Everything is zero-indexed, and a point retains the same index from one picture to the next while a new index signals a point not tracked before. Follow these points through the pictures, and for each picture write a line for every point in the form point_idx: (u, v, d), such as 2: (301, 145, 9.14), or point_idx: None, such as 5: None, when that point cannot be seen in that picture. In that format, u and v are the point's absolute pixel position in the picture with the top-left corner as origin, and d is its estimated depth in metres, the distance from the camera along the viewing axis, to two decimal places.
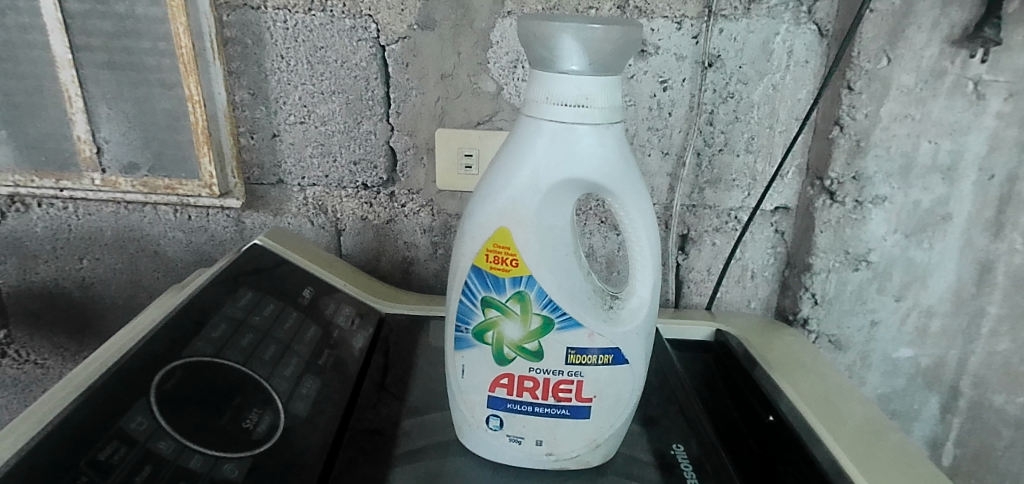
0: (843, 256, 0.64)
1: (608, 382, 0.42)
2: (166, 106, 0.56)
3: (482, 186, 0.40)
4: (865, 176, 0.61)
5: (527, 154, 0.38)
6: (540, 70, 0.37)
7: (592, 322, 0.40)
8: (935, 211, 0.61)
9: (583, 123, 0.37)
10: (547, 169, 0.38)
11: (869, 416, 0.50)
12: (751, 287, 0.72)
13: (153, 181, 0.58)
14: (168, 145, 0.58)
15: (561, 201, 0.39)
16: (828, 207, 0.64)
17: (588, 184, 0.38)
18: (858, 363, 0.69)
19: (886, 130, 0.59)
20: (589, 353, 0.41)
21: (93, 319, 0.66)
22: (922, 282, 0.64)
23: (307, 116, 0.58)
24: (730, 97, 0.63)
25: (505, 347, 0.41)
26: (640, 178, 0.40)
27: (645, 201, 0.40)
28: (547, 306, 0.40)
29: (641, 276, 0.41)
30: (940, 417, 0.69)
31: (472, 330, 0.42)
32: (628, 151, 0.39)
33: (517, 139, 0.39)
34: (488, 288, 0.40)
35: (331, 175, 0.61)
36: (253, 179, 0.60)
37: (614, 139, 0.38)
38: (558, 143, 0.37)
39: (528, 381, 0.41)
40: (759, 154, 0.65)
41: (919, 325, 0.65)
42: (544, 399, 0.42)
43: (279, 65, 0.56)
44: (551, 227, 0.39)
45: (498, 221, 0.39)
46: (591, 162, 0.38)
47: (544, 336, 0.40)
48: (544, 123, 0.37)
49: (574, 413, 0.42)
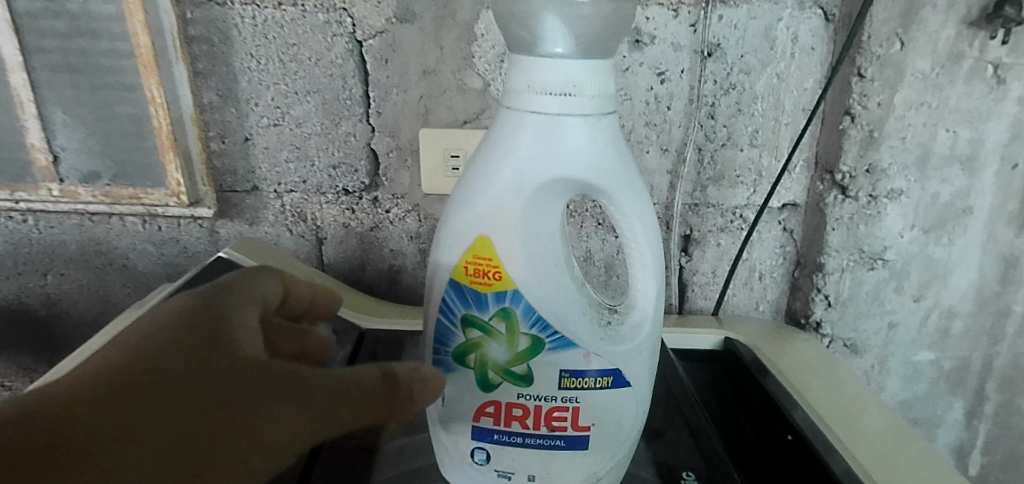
0: (857, 255, 0.60)
1: (608, 407, 0.38)
2: (127, 110, 0.53)
3: (459, 192, 0.37)
4: (879, 169, 0.57)
5: (509, 150, 0.35)
6: (521, 55, 0.34)
7: (588, 341, 0.36)
8: (955, 204, 0.57)
9: (571, 114, 0.33)
10: (532, 168, 0.34)
11: (890, 426, 0.46)
12: (760, 289, 0.67)
13: (117, 191, 0.55)
14: (132, 152, 0.54)
15: (549, 203, 0.35)
16: (840, 203, 0.59)
17: (578, 183, 0.34)
18: (877, 369, 0.64)
19: (900, 120, 0.55)
20: (586, 376, 0.37)
21: (60, 338, 0.63)
22: (943, 280, 0.60)
23: (282, 118, 0.54)
24: (732, 89, 0.59)
25: (490, 371, 0.37)
26: (638, 178, 0.36)
27: (643, 202, 0.36)
28: (537, 325, 0.36)
29: (643, 287, 0.38)
30: (965, 422, 0.65)
31: (453, 351, 0.38)
32: (623, 147, 0.36)
33: (497, 136, 0.35)
34: (469, 305, 0.37)
35: (308, 180, 0.57)
36: (225, 187, 0.56)
37: (605, 134, 0.35)
38: (543, 139, 0.34)
39: (517, 408, 0.37)
40: (764, 148, 0.61)
41: (941, 326, 0.62)
42: (536, 429, 0.38)
43: (249, 64, 0.52)
44: (539, 235, 0.35)
45: (478, 228, 0.35)
46: (581, 158, 0.34)
47: (534, 357, 0.36)
48: (527, 115, 0.34)
49: (571, 444, 0.38)
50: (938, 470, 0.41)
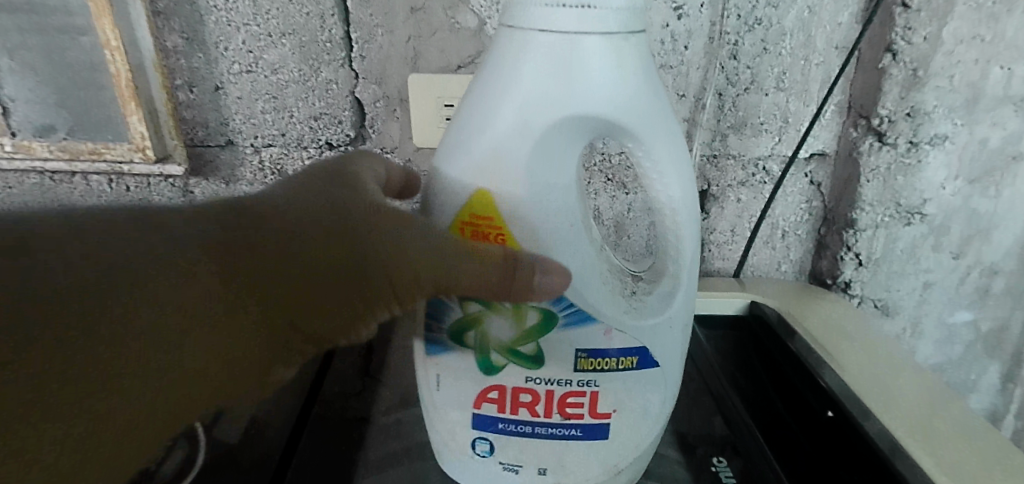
0: (894, 209, 0.54)
1: (631, 390, 0.35)
2: (79, 56, 0.47)
3: (454, 135, 0.32)
4: (922, 111, 0.51)
5: (513, 81, 0.30)
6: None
7: (610, 316, 0.33)
8: (1005, 151, 0.52)
9: (587, 34, 0.29)
10: (540, 104, 0.30)
11: (928, 387, 0.42)
12: (783, 248, 0.62)
13: (74, 146, 0.50)
14: (90, 104, 0.49)
15: (561, 147, 0.31)
16: (876, 152, 0.53)
17: (595, 123, 0.30)
18: (909, 331, 0.59)
19: (949, 56, 0.49)
20: (608, 356, 0.33)
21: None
22: (986, 236, 0.55)
23: (254, 64, 0.49)
24: (758, 24, 0.52)
25: (493, 352, 0.33)
26: (668, 117, 0.32)
27: (673, 144, 0.32)
28: (549, 297, 0.32)
29: (673, 245, 0.33)
30: (1000, 386, 0.61)
31: (449, 330, 0.34)
32: (649, 78, 0.31)
33: (497, 67, 0.31)
34: None
35: (288, 132, 0.52)
36: (196, 141, 0.52)
37: (629, 62, 0.30)
38: (553, 69, 0.29)
39: (525, 394, 0.34)
40: (792, 92, 0.55)
41: (981, 285, 0.57)
42: (548, 417, 0.34)
43: (216, 2, 0.47)
44: (551, 186, 0.31)
45: (478, 178, 0.31)
46: (598, 92, 0.29)
47: (545, 334, 0.33)
48: (535, 36, 0.30)
49: (587, 433, 0.35)
50: (996, 439, 0.37)
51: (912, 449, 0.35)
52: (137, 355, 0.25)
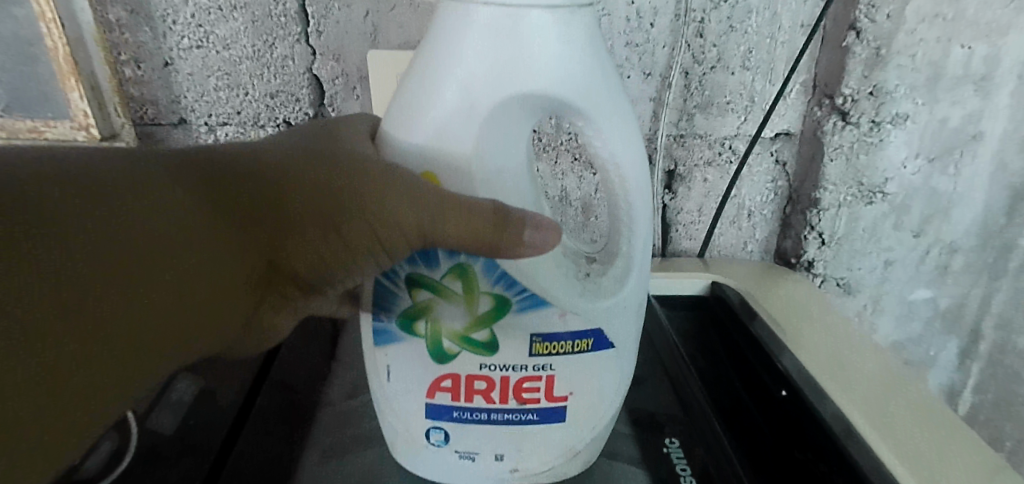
0: (856, 188, 0.55)
1: (585, 373, 0.34)
2: (10, 28, 0.45)
3: (399, 111, 0.31)
4: (885, 90, 0.51)
5: (458, 53, 0.29)
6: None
7: (564, 299, 0.32)
8: (965, 130, 0.53)
9: (533, 6, 0.28)
10: (486, 80, 0.29)
11: (882, 368, 0.43)
12: (748, 228, 0.62)
13: (12, 125, 0.47)
14: (27, 81, 0.46)
15: (509, 125, 0.30)
16: (839, 131, 0.53)
17: (545, 100, 0.30)
18: (870, 309, 0.60)
19: (910, 34, 0.49)
20: (560, 339, 0.33)
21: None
22: (945, 215, 0.56)
23: (205, 39, 0.47)
24: (724, 1, 0.52)
25: (445, 339, 0.33)
26: (621, 94, 0.31)
27: (625, 124, 0.31)
28: (501, 281, 0.32)
29: (626, 227, 0.33)
30: (958, 362, 0.63)
31: (397, 318, 0.33)
32: (600, 55, 0.30)
33: (442, 39, 0.30)
34: (415, 263, 0.31)
35: (244, 111, 0.50)
36: (147, 120, 0.49)
37: (579, 38, 0.29)
38: (499, 43, 0.28)
39: (480, 381, 0.34)
40: (758, 71, 0.54)
41: (941, 263, 0.58)
42: (504, 403, 0.34)
43: None
44: (498, 167, 0.31)
45: (425, 156, 0.30)
46: (548, 69, 0.29)
47: (499, 320, 0.32)
48: (479, 6, 0.28)
49: (544, 417, 0.35)
50: (950, 422, 0.38)
51: (860, 428, 0.36)
52: (126, 334, 0.24)
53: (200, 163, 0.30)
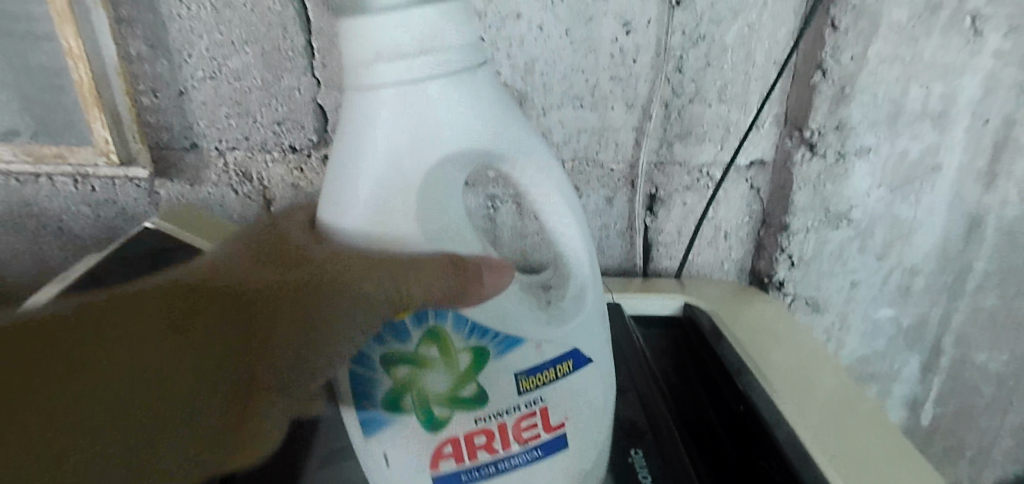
0: (823, 214, 0.59)
1: (573, 393, 0.38)
2: (41, 63, 0.49)
3: (332, 195, 0.35)
4: (849, 125, 0.55)
5: (376, 136, 0.33)
6: (357, 22, 0.32)
7: (535, 332, 0.37)
8: (925, 161, 0.57)
9: (431, 80, 0.33)
10: (411, 153, 0.33)
11: (844, 390, 0.46)
12: (725, 248, 0.66)
13: (39, 150, 0.51)
14: (52, 109, 0.50)
15: (444, 184, 0.35)
16: (808, 162, 0.57)
17: (469, 154, 0.35)
18: (837, 326, 0.64)
19: (873, 74, 0.53)
20: (542, 370, 0.37)
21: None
22: (908, 240, 0.60)
23: (218, 71, 0.50)
24: (701, 40, 0.56)
25: (434, 407, 0.36)
26: (527, 130, 0.37)
27: (538, 160, 0.37)
28: (474, 334, 0.36)
29: (569, 246, 0.39)
30: (921, 376, 0.67)
31: (382, 403, 0.36)
32: (501, 101, 0.36)
33: (359, 125, 0.34)
34: (387, 342, 0.35)
35: (252, 136, 0.53)
36: (161, 144, 0.53)
37: (482, 94, 0.35)
38: (414, 117, 0.33)
39: (479, 436, 0.36)
40: (732, 103, 0.59)
41: (903, 283, 0.62)
42: (509, 448, 0.37)
43: (179, 10, 0.48)
44: (441, 224, 0.35)
45: (371, 226, 0.34)
46: (463, 125, 0.34)
47: (480, 372, 0.36)
48: (383, 93, 0.33)
49: (547, 451, 0.38)
50: (898, 450, 0.41)
51: (813, 451, 0.40)
52: None
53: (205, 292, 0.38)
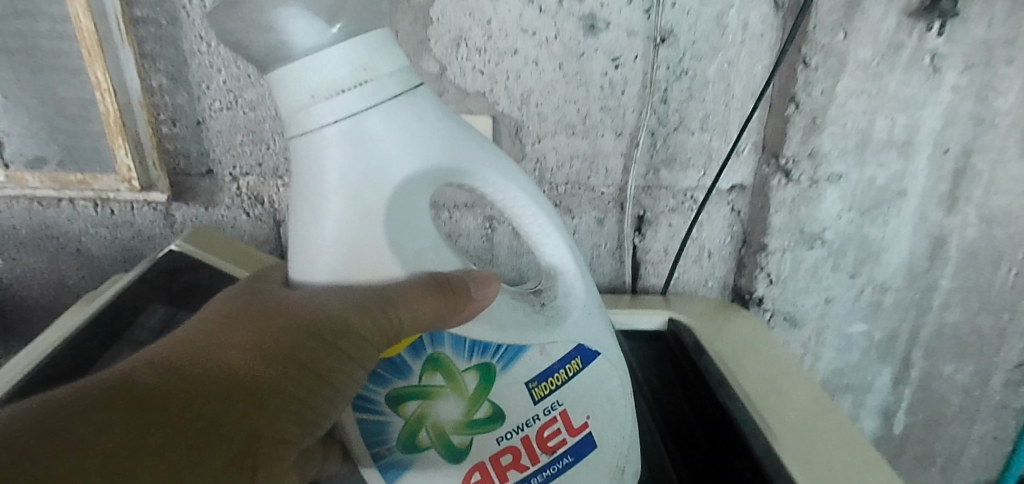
0: (798, 235, 0.63)
1: (585, 392, 0.42)
2: (72, 95, 0.52)
3: (297, 237, 0.36)
4: (820, 154, 0.59)
5: (333, 171, 0.34)
6: (286, 69, 0.33)
7: (536, 338, 0.40)
8: (891, 187, 0.61)
9: (371, 108, 0.34)
10: (369, 184, 0.35)
11: (819, 405, 0.50)
12: (709, 266, 0.70)
13: (64, 176, 0.54)
14: (79, 138, 0.54)
15: (410, 203, 0.36)
16: (783, 187, 0.62)
17: (427, 170, 0.36)
18: (813, 340, 0.68)
19: (841, 107, 0.57)
20: (552, 374, 0.41)
21: (14, 322, 0.63)
22: (877, 259, 0.64)
23: (234, 102, 0.54)
24: (684, 74, 0.60)
25: (452, 435, 0.38)
26: (476, 137, 0.39)
27: (495, 169, 0.39)
28: (474, 355, 0.38)
29: (548, 243, 0.43)
30: (893, 387, 0.71)
31: (399, 443, 0.38)
32: (445, 116, 0.38)
33: (310, 168, 0.35)
34: (393, 380, 0.38)
35: (264, 163, 0.57)
36: (179, 170, 0.56)
37: (426, 111, 0.36)
38: (364, 149, 0.34)
39: (507, 456, 0.39)
40: (713, 132, 0.63)
41: (874, 300, 0.66)
42: (539, 459, 0.40)
43: (200, 47, 0.51)
44: (411, 248, 0.36)
45: (341, 262, 0.35)
46: (416, 144, 0.36)
47: (490, 390, 0.39)
48: (326, 129, 0.34)
49: (577, 454, 0.41)
50: (865, 460, 0.44)
51: (784, 460, 0.43)
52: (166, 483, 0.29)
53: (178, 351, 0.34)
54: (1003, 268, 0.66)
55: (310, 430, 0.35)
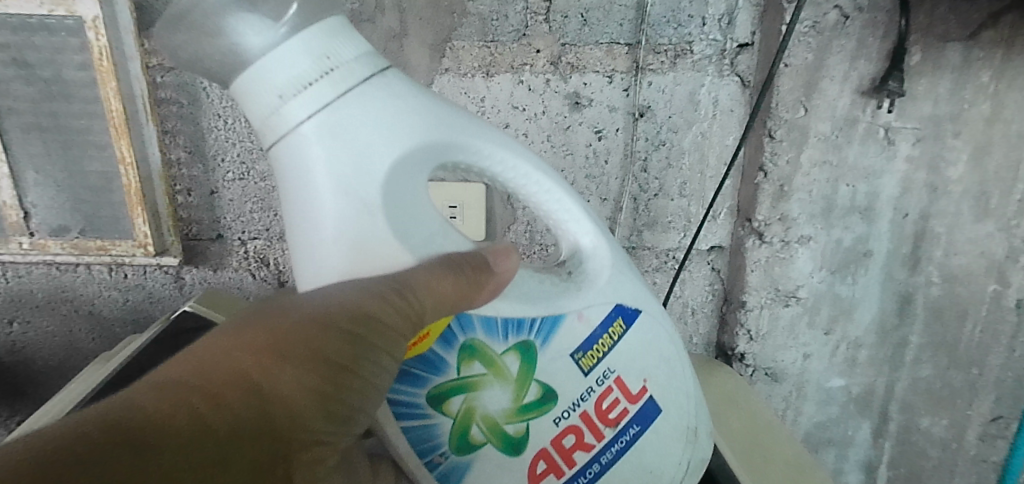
0: (774, 293, 0.67)
1: (632, 360, 0.44)
2: (97, 168, 0.58)
3: (298, 242, 0.37)
4: (790, 217, 0.64)
5: (321, 170, 0.34)
6: (249, 73, 0.33)
7: (573, 306, 0.42)
8: (857, 248, 0.66)
9: (341, 99, 0.34)
10: (358, 173, 0.35)
11: (799, 471, 0.52)
12: (693, 322, 0.74)
13: (84, 244, 0.61)
14: (101, 208, 0.60)
15: (409, 185, 0.36)
16: (758, 247, 0.66)
17: (421, 151, 0.36)
18: (794, 394, 0.73)
19: (806, 175, 0.63)
20: (597, 340, 0.42)
21: (37, 371, 0.71)
22: (849, 316, 0.69)
23: (247, 173, 0.60)
24: (662, 145, 0.65)
25: (508, 424, 0.41)
26: (462, 110, 0.39)
27: (492, 145, 0.39)
28: (509, 336, 0.40)
29: (563, 210, 0.42)
30: (873, 441, 0.76)
31: (455, 444, 0.40)
32: (424, 92, 0.37)
33: (293, 167, 0.35)
34: (436, 380, 0.39)
35: (271, 228, 0.63)
36: (191, 235, 0.63)
37: (401, 89, 0.36)
38: (344, 138, 0.34)
39: (571, 437, 0.42)
40: (691, 198, 0.68)
41: (849, 356, 0.71)
42: (606, 434, 0.43)
43: (217, 123, 0.58)
44: (417, 233, 0.37)
45: (344, 255, 0.36)
46: (402, 128, 0.35)
47: (534, 368, 0.41)
48: (303, 131, 0.34)
49: (643, 422, 0.44)
50: None
51: None
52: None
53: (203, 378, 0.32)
54: (970, 325, 0.69)
55: (346, 428, 0.36)
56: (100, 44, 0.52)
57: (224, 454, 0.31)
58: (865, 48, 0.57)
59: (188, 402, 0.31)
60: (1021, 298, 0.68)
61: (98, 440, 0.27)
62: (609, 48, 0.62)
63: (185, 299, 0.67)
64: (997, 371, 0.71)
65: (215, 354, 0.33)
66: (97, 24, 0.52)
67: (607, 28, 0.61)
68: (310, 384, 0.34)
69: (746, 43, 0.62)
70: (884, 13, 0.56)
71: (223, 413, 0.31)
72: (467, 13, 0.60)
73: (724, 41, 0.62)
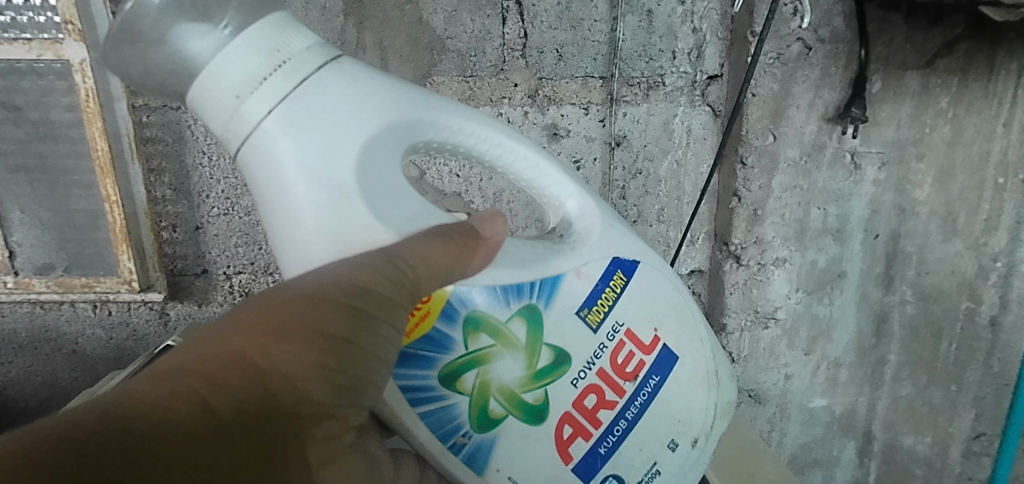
0: (753, 315, 0.70)
1: (639, 309, 0.42)
2: (83, 206, 0.60)
3: (277, 237, 0.36)
4: (765, 240, 0.66)
5: (294, 158, 0.34)
6: (204, 77, 0.33)
7: (570, 263, 0.41)
8: (832, 269, 0.67)
9: (301, 82, 0.34)
10: (326, 160, 0.34)
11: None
12: None
13: (69, 281, 0.63)
14: (87, 246, 0.62)
15: (383, 163, 0.36)
16: (735, 270, 0.68)
17: (387, 129, 0.36)
18: (778, 415, 0.75)
19: (778, 200, 0.65)
20: (600, 293, 0.41)
21: (21, 411, 0.71)
22: (827, 336, 0.70)
23: (231, 208, 0.61)
24: (639, 173, 0.67)
25: (526, 395, 0.39)
26: (423, 88, 0.38)
27: (455, 118, 0.39)
28: (512, 301, 0.39)
29: (542, 176, 0.43)
30: (859, 461, 0.77)
31: (476, 422, 0.39)
32: (380, 73, 0.37)
33: (266, 162, 0.34)
34: (443, 358, 0.38)
35: (256, 261, 0.64)
36: (175, 271, 0.64)
37: (358, 72, 0.36)
38: (311, 127, 0.34)
39: (591, 395, 0.41)
40: (670, 223, 0.69)
41: (829, 376, 0.72)
42: (627, 387, 0.41)
43: (201, 160, 0.59)
44: (397, 211, 0.36)
45: (326, 241, 0.35)
46: (366, 106, 0.35)
47: (541, 333, 0.40)
48: (269, 120, 0.34)
49: (662, 371, 0.42)
50: None
51: None
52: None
53: (201, 361, 0.29)
54: (945, 343, 0.70)
55: (351, 416, 0.34)
56: (88, 87, 0.55)
57: (228, 433, 0.28)
58: (828, 77, 0.60)
59: (186, 388, 0.28)
60: (994, 315, 0.69)
61: (93, 432, 0.24)
62: (583, 81, 0.64)
63: (170, 335, 0.68)
64: (976, 389, 0.72)
65: (211, 337, 0.30)
66: (85, 67, 0.55)
67: (581, 63, 0.63)
68: (310, 358, 0.31)
69: (715, 74, 0.64)
70: (844, 44, 0.59)
71: (225, 394, 0.29)
72: (446, 50, 0.61)
73: (694, 73, 0.64)
